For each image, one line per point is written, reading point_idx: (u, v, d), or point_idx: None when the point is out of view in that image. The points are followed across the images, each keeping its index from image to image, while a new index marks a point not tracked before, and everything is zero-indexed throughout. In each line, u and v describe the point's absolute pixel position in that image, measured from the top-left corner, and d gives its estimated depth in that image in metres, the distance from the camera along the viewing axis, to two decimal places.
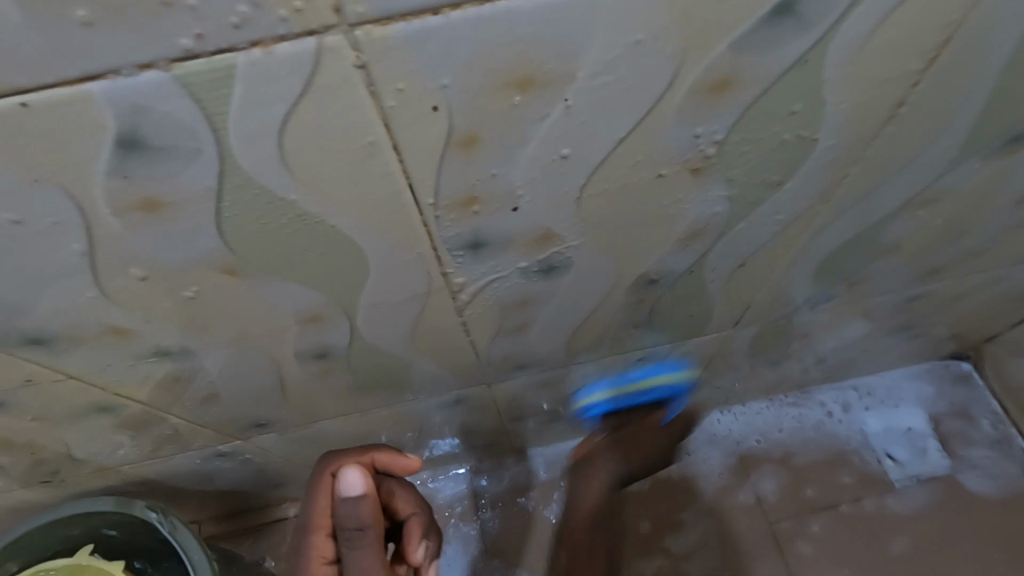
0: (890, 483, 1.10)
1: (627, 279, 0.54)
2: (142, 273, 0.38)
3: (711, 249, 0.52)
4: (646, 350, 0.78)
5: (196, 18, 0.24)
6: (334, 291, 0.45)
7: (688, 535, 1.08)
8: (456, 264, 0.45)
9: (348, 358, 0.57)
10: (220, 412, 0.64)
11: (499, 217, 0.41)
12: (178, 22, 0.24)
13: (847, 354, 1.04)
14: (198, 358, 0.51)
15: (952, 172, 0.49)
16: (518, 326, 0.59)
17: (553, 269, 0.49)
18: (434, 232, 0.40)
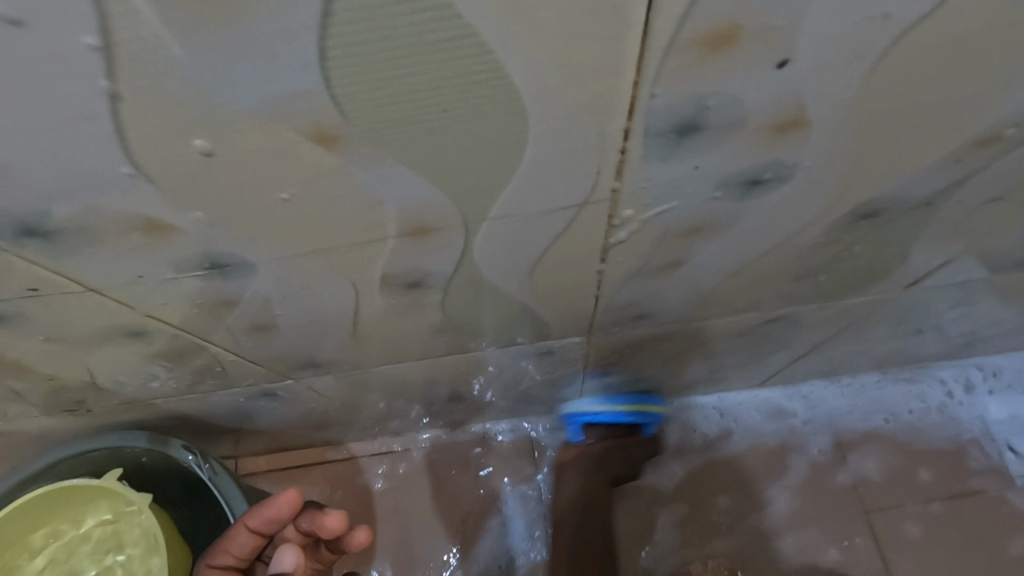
0: (1010, 478, 0.96)
1: (842, 206, 0.39)
2: (205, 146, 0.25)
3: (977, 171, 0.36)
4: (784, 311, 0.63)
5: None
6: (465, 191, 0.30)
7: (769, 516, 0.96)
8: (640, 164, 0.30)
9: (445, 292, 0.44)
10: (273, 347, 0.52)
11: (748, 80, 0.25)
12: None
13: (991, 331, 0.87)
14: (259, 280, 0.38)
15: None
16: (669, 262, 0.44)
17: (762, 183, 0.34)
18: (644, 99, 0.25)
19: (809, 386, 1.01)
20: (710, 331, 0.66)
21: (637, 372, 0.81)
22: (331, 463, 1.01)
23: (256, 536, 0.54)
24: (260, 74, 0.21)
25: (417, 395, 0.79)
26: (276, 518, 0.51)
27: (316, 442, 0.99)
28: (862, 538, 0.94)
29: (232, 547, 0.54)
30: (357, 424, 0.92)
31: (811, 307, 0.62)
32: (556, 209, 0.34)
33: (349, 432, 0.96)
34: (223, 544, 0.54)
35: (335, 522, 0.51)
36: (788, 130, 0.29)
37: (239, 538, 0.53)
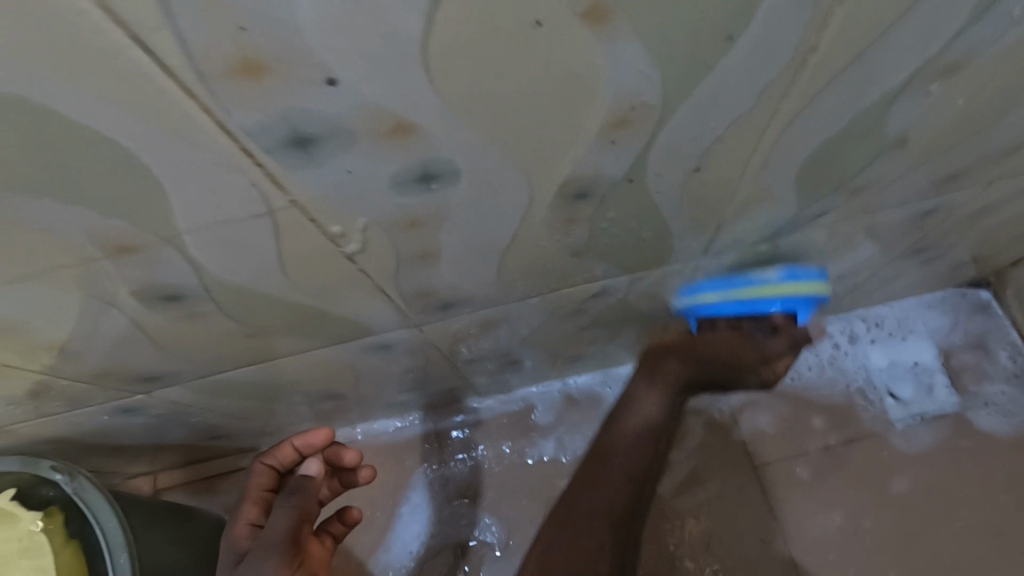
0: (891, 423, 1.00)
1: (546, 190, 0.42)
2: None
3: (649, 148, 0.40)
4: (604, 286, 0.66)
5: None
6: (135, 211, 0.33)
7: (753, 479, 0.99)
8: (291, 175, 0.34)
9: (213, 301, 0.47)
10: (90, 366, 0.55)
11: (312, 95, 0.28)
12: None
13: (849, 283, 0.91)
14: (6, 309, 0.41)
15: (971, 27, 0.36)
16: (424, 254, 0.47)
17: (437, 179, 0.37)
18: (224, 119, 0.28)
19: (723, 348, 1.05)
20: (545, 311, 0.70)
21: (508, 355, 0.84)
22: (245, 469, 1.05)
23: (294, 453, 0.71)
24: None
25: (294, 398, 0.82)
26: (315, 443, 0.71)
27: (228, 450, 1.03)
28: (756, 491, 0.99)
29: (273, 457, 0.72)
30: (257, 431, 0.96)
31: (627, 278, 0.66)
32: (248, 218, 0.37)
33: (255, 439, 1.00)
34: (269, 453, 0.72)
35: (351, 454, 0.72)
36: (405, 134, 0.32)
37: (282, 451, 0.71)
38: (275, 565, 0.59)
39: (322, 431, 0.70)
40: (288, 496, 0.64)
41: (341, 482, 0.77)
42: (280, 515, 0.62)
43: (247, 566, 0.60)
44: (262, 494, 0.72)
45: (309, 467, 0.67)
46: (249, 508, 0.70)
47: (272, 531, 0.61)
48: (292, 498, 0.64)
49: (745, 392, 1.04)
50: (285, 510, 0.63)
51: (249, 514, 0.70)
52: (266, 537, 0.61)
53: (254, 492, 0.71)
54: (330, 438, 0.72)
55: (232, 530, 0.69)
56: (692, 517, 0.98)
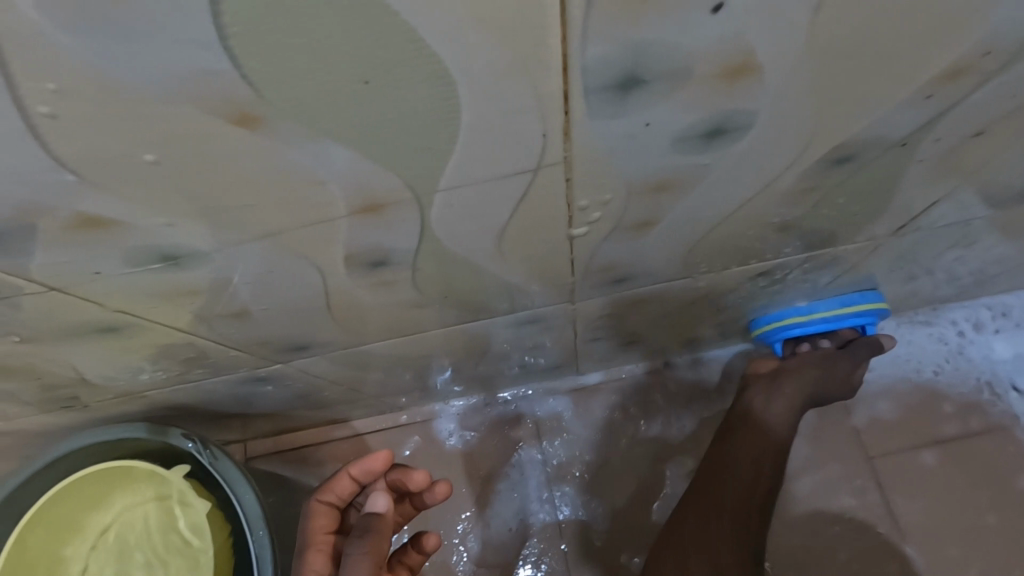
0: (1017, 418, 0.96)
1: (813, 152, 0.37)
2: (134, 137, 0.25)
3: (953, 105, 0.35)
4: (773, 264, 0.61)
5: None
6: (408, 162, 0.30)
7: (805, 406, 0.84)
8: (585, 123, 0.29)
9: (413, 267, 0.43)
10: (253, 332, 0.51)
11: (681, 24, 0.24)
12: None
13: (994, 270, 0.85)
14: (219, 269, 0.37)
15: None
16: (642, 221, 0.43)
17: (720, 135, 0.33)
18: (576, 52, 0.24)
19: None
20: (700, 289, 0.65)
21: (634, 335, 0.80)
22: (336, 440, 1.03)
23: (355, 483, 0.61)
24: (146, 44, 0.20)
25: (409, 369, 0.79)
26: (375, 468, 0.60)
27: (322, 421, 1.01)
28: (870, 482, 0.95)
29: (329, 493, 0.61)
30: (355, 403, 0.93)
31: (800, 257, 0.61)
32: (509, 175, 0.33)
33: (351, 411, 0.97)
34: (324, 489, 0.61)
35: (421, 476, 0.61)
36: (737, 76, 0.28)
37: (339, 483, 0.61)
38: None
39: (380, 455, 0.60)
40: (360, 539, 0.52)
41: (412, 500, 0.67)
42: (353, 565, 0.51)
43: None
44: (326, 538, 0.61)
45: (376, 504, 0.55)
46: (315, 556, 0.59)
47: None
48: (364, 541, 0.53)
49: (862, 379, 0.99)
50: (357, 560, 0.51)
51: (315, 564, 0.59)
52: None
53: (316, 538, 0.60)
54: (393, 461, 0.62)
55: None
56: (804, 505, 0.94)
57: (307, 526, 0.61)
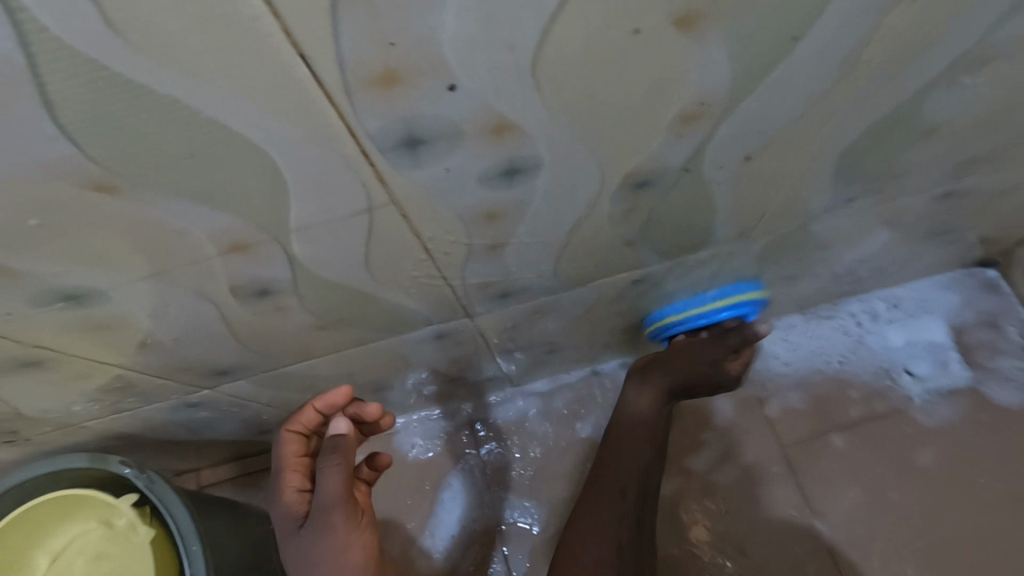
0: (910, 399, 1.05)
1: (612, 181, 0.45)
2: (16, 206, 0.32)
3: (711, 139, 0.43)
4: (645, 272, 0.69)
5: None
6: (253, 210, 0.37)
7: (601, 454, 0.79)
8: (393, 172, 0.37)
9: (298, 294, 0.50)
10: (171, 360, 0.58)
11: (432, 100, 0.32)
12: None
13: (869, 267, 0.95)
14: (120, 304, 0.44)
15: (1008, 20, 0.39)
16: (493, 244, 0.51)
17: (518, 173, 0.41)
18: (355, 124, 0.32)
19: None
20: (588, 299, 0.73)
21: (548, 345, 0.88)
22: None
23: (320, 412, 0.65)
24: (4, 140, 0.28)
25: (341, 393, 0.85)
26: (337, 402, 0.64)
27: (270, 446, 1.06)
28: (782, 469, 1.03)
29: (296, 423, 0.65)
30: None
31: (667, 265, 0.69)
32: (348, 214, 0.40)
33: None
34: (291, 419, 0.65)
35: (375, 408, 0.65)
36: (503, 131, 0.36)
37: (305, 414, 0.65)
38: (339, 522, 0.57)
39: (339, 390, 0.63)
40: (327, 455, 0.58)
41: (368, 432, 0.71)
42: (326, 478, 0.57)
43: (315, 539, 0.57)
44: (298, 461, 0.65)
45: (337, 427, 0.60)
46: (291, 476, 0.63)
47: (322, 495, 0.57)
48: (333, 457, 0.58)
49: (773, 372, 1.08)
50: (331, 472, 0.57)
51: (294, 481, 0.63)
52: (317, 506, 0.58)
53: (290, 461, 0.64)
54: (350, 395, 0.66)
55: (278, 501, 0.62)
56: (724, 493, 1.02)
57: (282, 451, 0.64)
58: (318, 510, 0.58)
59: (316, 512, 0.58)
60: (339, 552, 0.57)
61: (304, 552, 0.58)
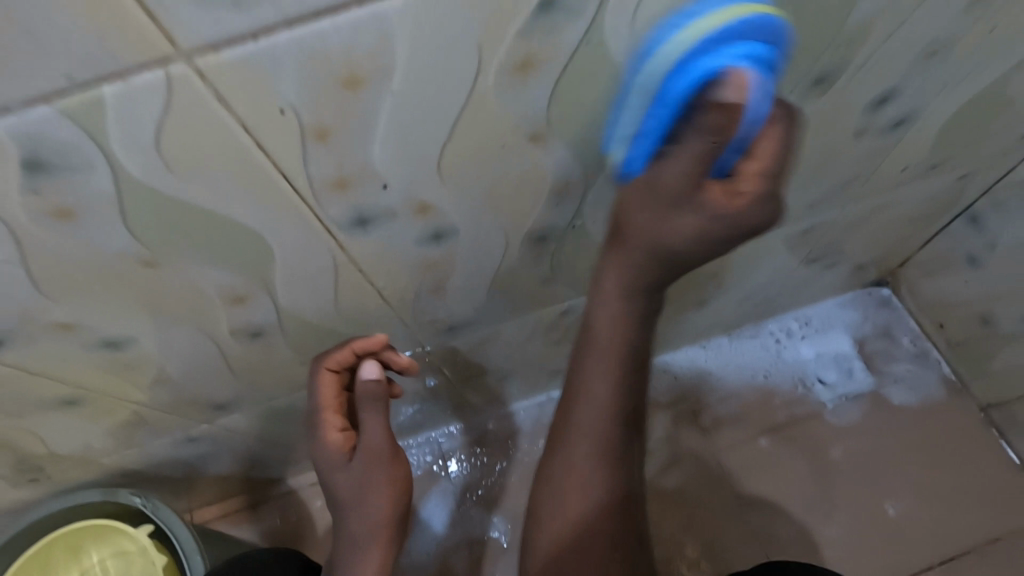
0: (823, 404, 1.21)
1: (516, 236, 0.61)
2: (85, 279, 0.46)
3: (583, 203, 0.59)
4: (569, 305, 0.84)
5: (73, 82, 0.31)
6: (250, 272, 0.52)
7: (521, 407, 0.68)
8: (349, 240, 0.52)
9: (282, 333, 0.64)
10: (178, 394, 0.71)
11: (372, 194, 0.47)
12: (48, 77, 0.30)
13: (771, 290, 1.12)
14: (146, 346, 0.58)
15: None
16: (434, 287, 0.66)
17: (442, 235, 0.57)
18: (320, 211, 0.47)
19: (683, 349, 1.24)
20: (526, 330, 0.87)
21: (500, 372, 1.01)
22: (273, 497, 1.18)
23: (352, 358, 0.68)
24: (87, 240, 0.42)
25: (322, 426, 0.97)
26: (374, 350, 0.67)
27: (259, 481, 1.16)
28: (717, 472, 1.16)
29: (331, 364, 0.68)
30: (285, 461, 1.10)
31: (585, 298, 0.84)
32: (319, 270, 0.55)
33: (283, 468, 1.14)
34: (325, 357, 0.68)
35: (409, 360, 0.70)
36: (425, 209, 0.52)
37: (342, 355, 0.67)
38: (586, 453, 0.63)
39: (379, 340, 0.66)
40: (374, 409, 0.69)
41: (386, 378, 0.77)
42: (374, 428, 0.70)
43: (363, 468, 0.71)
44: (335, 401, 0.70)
45: (371, 391, 0.67)
46: (332, 416, 0.70)
47: (371, 440, 0.70)
48: (378, 406, 0.69)
49: (704, 387, 1.23)
50: (375, 421, 0.69)
51: (334, 420, 0.71)
52: (367, 443, 0.70)
53: (328, 402, 0.70)
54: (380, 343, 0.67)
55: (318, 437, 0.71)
56: (667, 496, 1.15)
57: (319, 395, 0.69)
58: (573, 436, 0.63)
59: (365, 452, 0.70)
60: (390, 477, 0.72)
61: (355, 479, 0.71)
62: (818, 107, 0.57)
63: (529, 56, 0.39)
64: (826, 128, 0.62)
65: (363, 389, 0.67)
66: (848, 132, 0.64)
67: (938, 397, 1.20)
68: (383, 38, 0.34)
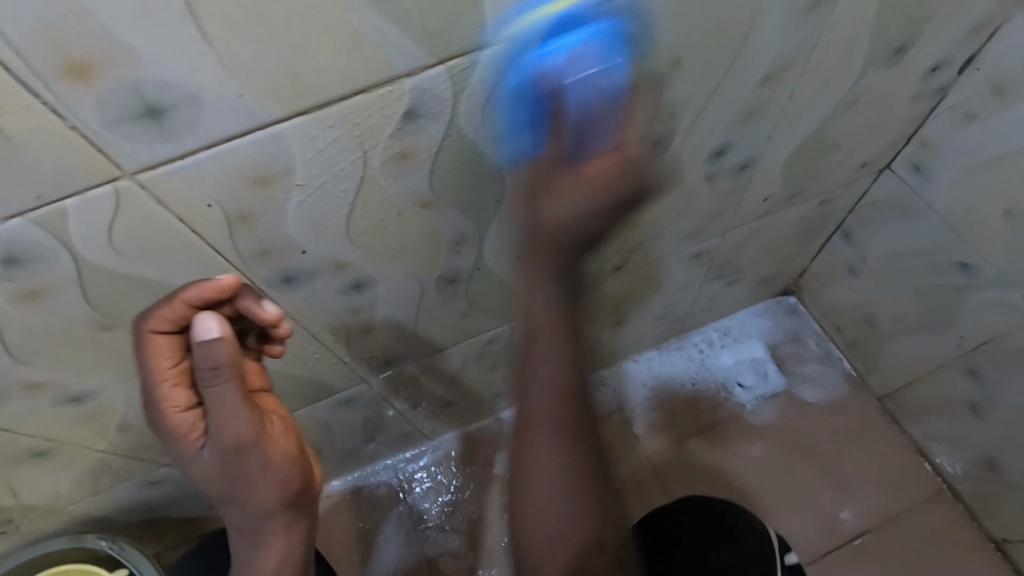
0: (743, 405, 1.34)
1: (429, 280, 0.72)
2: (54, 347, 0.55)
3: (481, 248, 0.71)
4: (493, 333, 0.95)
5: (41, 201, 0.41)
6: None
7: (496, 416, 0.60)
8: (279, 295, 0.62)
9: None
10: (138, 440, 0.78)
11: (294, 258, 0.58)
12: (23, 201, 0.40)
13: (685, 307, 1.25)
14: (107, 399, 0.66)
15: None
16: (363, 327, 0.76)
17: (361, 285, 0.67)
18: (251, 276, 0.57)
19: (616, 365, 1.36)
20: (457, 358, 0.97)
21: (442, 399, 1.11)
22: None
23: (187, 310, 0.53)
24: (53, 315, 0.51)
25: None
26: (216, 296, 0.52)
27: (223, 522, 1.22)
28: (652, 477, 1.27)
29: (155, 324, 0.54)
30: None
31: (507, 326, 0.95)
32: None
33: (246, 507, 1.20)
34: (144, 317, 0.53)
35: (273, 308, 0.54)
36: (342, 265, 0.62)
37: (171, 309, 0.53)
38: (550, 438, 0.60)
39: (223, 284, 0.52)
40: (219, 381, 0.52)
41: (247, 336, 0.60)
42: (223, 409, 0.54)
43: (218, 459, 0.56)
44: (172, 370, 0.57)
45: (217, 359, 0.51)
46: (174, 391, 0.57)
47: (226, 427, 0.54)
48: (220, 372, 0.52)
49: (637, 398, 1.35)
50: (218, 395, 0.53)
51: (176, 398, 0.57)
52: (219, 434, 0.55)
53: (163, 374, 0.56)
54: (233, 290, 0.53)
55: (162, 419, 0.57)
56: None
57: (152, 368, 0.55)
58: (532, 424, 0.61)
59: (218, 437, 0.55)
60: (268, 466, 0.58)
61: (218, 470, 0.57)
62: (665, 161, 0.70)
63: (404, 149, 0.51)
64: (680, 174, 0.75)
65: (201, 357, 0.52)
66: (701, 175, 0.77)
67: (843, 392, 1.34)
68: (284, 147, 0.45)
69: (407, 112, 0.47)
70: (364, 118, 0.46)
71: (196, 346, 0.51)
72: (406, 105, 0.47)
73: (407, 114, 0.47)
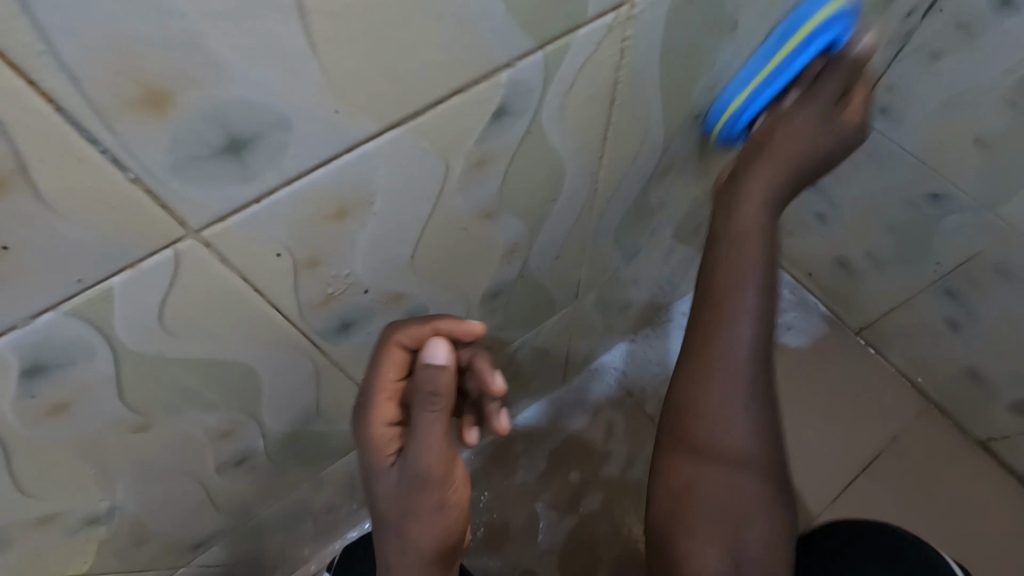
0: None
1: (475, 297, 0.66)
2: (74, 462, 0.44)
3: (528, 254, 0.65)
4: (519, 342, 0.89)
5: (83, 281, 0.32)
6: (239, 404, 0.52)
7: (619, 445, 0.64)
8: (333, 346, 0.54)
9: (266, 452, 0.63)
10: (154, 548, 0.66)
11: (354, 299, 0.49)
12: (59, 284, 0.31)
13: (675, 279, 1.25)
14: (127, 510, 0.55)
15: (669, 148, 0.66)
16: None
17: (412, 317, 0.60)
18: (308, 330, 0.49)
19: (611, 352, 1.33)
20: None
21: None
22: None
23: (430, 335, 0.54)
24: (78, 425, 0.40)
25: (305, 529, 0.94)
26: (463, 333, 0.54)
27: None
28: None
29: (402, 339, 0.55)
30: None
31: (532, 332, 0.89)
32: (303, 382, 0.56)
33: None
34: (400, 329, 0.55)
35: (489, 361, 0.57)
36: (399, 298, 0.54)
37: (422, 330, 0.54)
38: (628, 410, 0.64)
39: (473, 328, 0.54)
40: (431, 407, 0.49)
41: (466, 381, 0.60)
42: (428, 434, 0.50)
43: (400, 483, 0.52)
44: (394, 385, 0.56)
45: (436, 384, 0.49)
46: (386, 405, 0.55)
47: (421, 448, 0.51)
48: (437, 401, 0.49)
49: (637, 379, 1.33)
50: (428, 421, 0.50)
51: (386, 411, 0.55)
52: (413, 456, 0.51)
53: (384, 385, 0.55)
54: (475, 334, 0.55)
55: (361, 426, 0.55)
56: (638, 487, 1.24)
57: (379, 376, 0.55)
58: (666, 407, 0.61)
59: (411, 466, 0.51)
60: (439, 506, 0.52)
61: (398, 495, 0.52)
62: (697, 133, 0.68)
63: (484, 154, 0.44)
64: (705, 146, 0.73)
65: (424, 380, 0.49)
66: (719, 144, 0.76)
67: (823, 332, 1.39)
68: (369, 170, 0.38)
69: (496, 111, 0.41)
70: (454, 126, 0.39)
71: (424, 367, 0.49)
72: (498, 104, 0.40)
73: (496, 113, 0.41)
